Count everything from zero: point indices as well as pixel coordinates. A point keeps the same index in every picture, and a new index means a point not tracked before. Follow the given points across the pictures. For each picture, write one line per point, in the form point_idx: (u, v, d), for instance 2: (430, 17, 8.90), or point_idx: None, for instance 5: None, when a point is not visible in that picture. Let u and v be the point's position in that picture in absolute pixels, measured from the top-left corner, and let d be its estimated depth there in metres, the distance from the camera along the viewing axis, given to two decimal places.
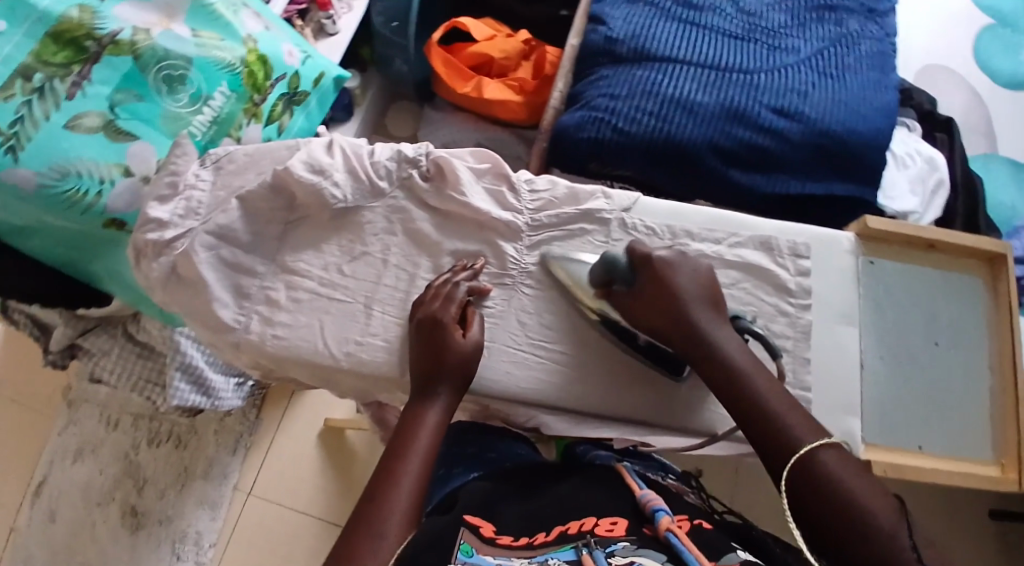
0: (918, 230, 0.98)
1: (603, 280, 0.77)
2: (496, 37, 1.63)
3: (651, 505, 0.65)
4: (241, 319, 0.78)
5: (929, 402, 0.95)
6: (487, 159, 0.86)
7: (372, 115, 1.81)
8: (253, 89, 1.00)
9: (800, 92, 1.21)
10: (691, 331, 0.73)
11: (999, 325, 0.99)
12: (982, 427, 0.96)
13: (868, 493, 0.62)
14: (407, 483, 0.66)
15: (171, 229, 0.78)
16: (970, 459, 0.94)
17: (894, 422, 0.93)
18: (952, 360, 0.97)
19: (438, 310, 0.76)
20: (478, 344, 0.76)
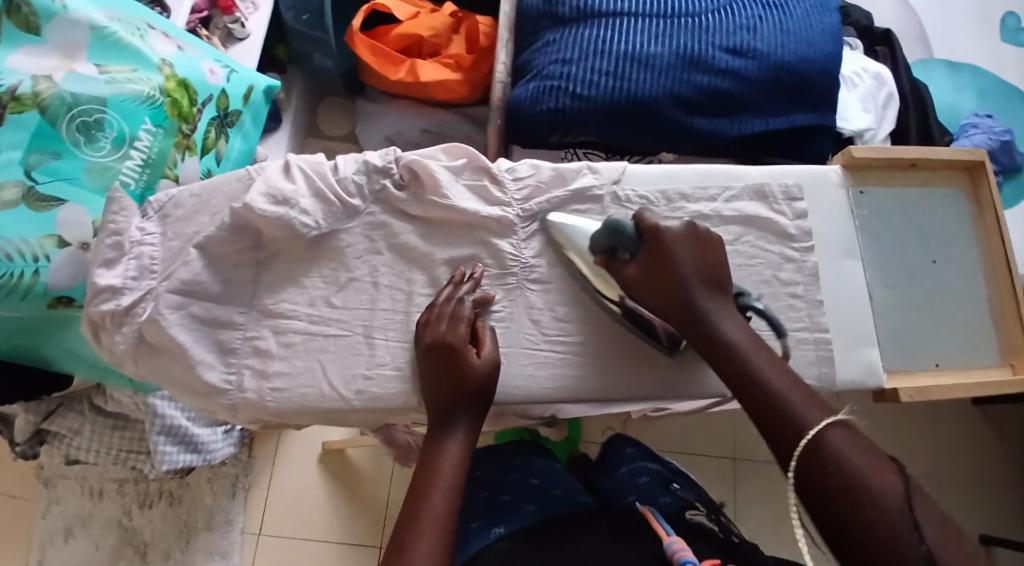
0: (900, 151, 0.89)
1: (608, 247, 0.72)
2: (421, 14, 1.54)
3: None
4: (232, 379, 0.71)
5: (938, 319, 0.89)
6: (462, 154, 0.79)
7: (303, 116, 1.71)
8: (180, 119, 0.90)
9: (750, 27, 1.15)
10: (689, 314, 0.69)
11: (988, 233, 0.92)
12: (988, 331, 0.90)
13: (880, 477, 0.60)
14: (428, 528, 0.63)
15: (126, 295, 0.70)
16: (983, 366, 0.89)
17: (909, 343, 0.86)
18: (951, 277, 0.90)
19: (445, 332, 0.71)
20: (495, 362, 0.70)
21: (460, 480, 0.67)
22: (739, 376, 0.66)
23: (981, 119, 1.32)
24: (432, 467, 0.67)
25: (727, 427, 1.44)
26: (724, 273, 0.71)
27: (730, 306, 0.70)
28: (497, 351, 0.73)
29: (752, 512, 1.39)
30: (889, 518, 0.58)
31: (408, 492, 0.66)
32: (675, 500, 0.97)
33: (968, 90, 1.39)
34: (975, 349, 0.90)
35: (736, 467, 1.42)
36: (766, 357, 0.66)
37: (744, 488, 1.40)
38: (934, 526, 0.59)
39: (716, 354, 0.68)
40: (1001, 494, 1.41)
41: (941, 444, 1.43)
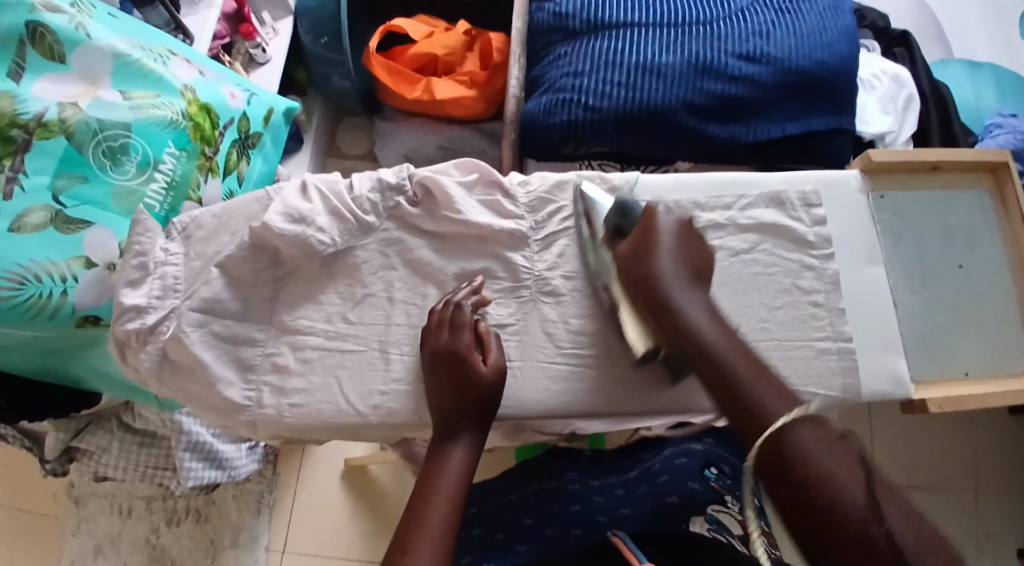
0: (922, 152, 0.85)
1: (614, 227, 0.74)
2: (435, 33, 1.56)
3: None
4: (252, 395, 0.72)
5: (968, 323, 0.84)
6: (474, 168, 0.79)
7: (322, 136, 1.73)
8: (203, 142, 0.92)
9: (762, 33, 1.14)
10: (658, 303, 0.67)
11: (1016, 238, 0.87)
12: (1017, 336, 0.85)
13: (846, 479, 0.56)
14: (433, 532, 0.63)
15: (150, 313, 0.72)
16: (1011, 371, 0.84)
17: (937, 347, 0.82)
18: (978, 283, 0.86)
19: (448, 341, 0.71)
20: (501, 370, 0.70)
21: (460, 491, 0.66)
22: (710, 365, 0.63)
23: (1005, 119, 1.26)
24: (434, 478, 0.66)
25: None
26: (701, 259, 0.70)
27: (699, 290, 0.68)
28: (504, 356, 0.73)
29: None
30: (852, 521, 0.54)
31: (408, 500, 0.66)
32: (703, 488, 0.87)
33: (988, 88, 1.35)
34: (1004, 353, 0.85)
35: None
36: (744, 367, 0.63)
37: None
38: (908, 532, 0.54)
39: (689, 350, 0.65)
40: None
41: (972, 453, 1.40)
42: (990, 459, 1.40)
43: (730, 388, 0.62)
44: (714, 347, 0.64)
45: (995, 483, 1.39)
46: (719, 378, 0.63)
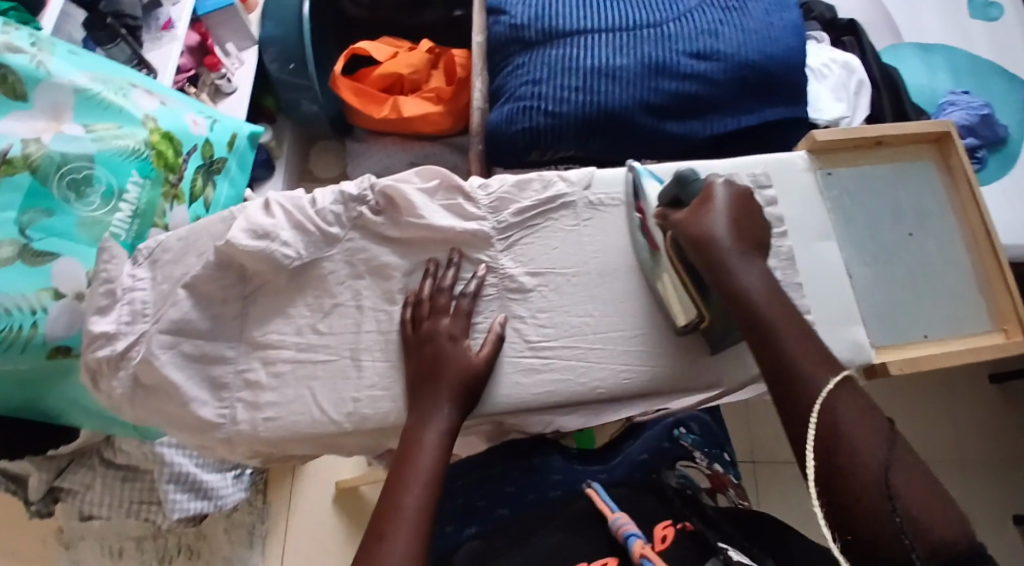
0: (864, 129, 0.87)
1: (674, 198, 0.73)
2: (399, 53, 1.58)
3: (623, 531, 0.65)
4: (225, 413, 0.73)
5: (924, 289, 0.85)
6: (434, 175, 0.81)
7: (294, 161, 1.74)
8: (167, 169, 0.93)
9: (711, 32, 1.16)
10: (710, 262, 0.67)
11: (964, 205, 0.88)
12: (975, 299, 0.86)
13: (866, 440, 0.59)
14: (408, 517, 0.64)
15: (121, 339, 0.73)
16: (971, 334, 0.85)
17: (892, 315, 0.84)
18: (930, 249, 0.87)
19: (446, 326, 0.74)
20: (486, 361, 0.74)
21: (438, 472, 0.67)
22: (758, 325, 0.65)
23: (959, 96, 1.28)
24: (409, 459, 0.68)
25: (743, 416, 1.43)
26: (757, 226, 0.70)
27: (756, 255, 0.68)
28: (498, 354, 0.76)
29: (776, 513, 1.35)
30: (871, 481, 0.58)
31: (385, 482, 0.67)
32: (673, 447, 0.90)
33: (942, 71, 1.35)
34: (962, 315, 0.86)
35: (755, 469, 1.39)
36: (790, 331, 0.64)
37: (766, 491, 1.37)
38: (921, 505, 0.57)
39: (740, 308, 0.66)
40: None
41: (957, 423, 1.42)
42: (975, 430, 1.41)
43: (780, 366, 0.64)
44: (762, 307, 0.65)
45: (982, 453, 1.40)
46: (765, 336, 0.65)
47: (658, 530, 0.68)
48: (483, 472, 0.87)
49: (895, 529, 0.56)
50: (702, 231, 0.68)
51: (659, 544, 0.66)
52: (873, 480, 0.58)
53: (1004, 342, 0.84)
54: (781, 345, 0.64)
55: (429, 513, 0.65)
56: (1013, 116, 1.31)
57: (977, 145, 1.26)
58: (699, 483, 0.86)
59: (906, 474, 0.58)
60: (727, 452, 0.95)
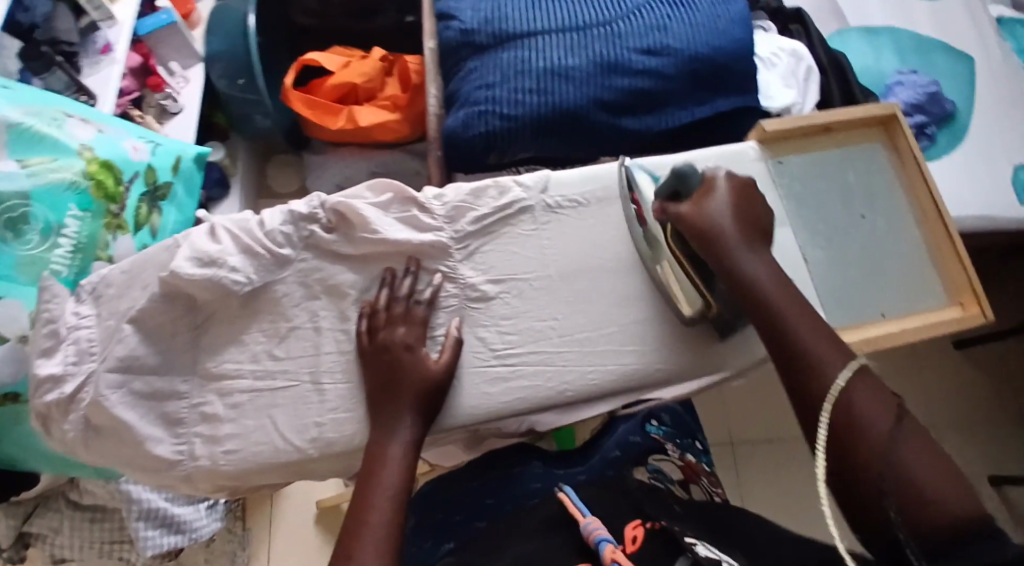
0: (809, 117, 0.86)
1: (670, 192, 0.74)
2: (351, 62, 1.54)
3: (594, 536, 0.60)
4: (182, 449, 0.71)
5: (877, 269, 0.84)
6: (387, 188, 0.79)
7: (251, 176, 1.69)
8: (108, 200, 0.89)
9: (661, 27, 1.15)
10: (716, 248, 0.69)
11: (913, 183, 0.86)
12: (929, 275, 0.84)
13: (871, 412, 0.58)
14: (376, 529, 0.61)
15: (69, 381, 0.70)
16: (927, 309, 0.83)
17: (846, 297, 0.83)
18: (882, 230, 0.85)
19: (403, 334, 0.72)
20: (449, 368, 0.72)
21: (404, 484, 0.65)
22: (760, 307, 0.66)
23: (905, 76, 1.30)
24: (373, 473, 0.65)
25: (719, 405, 1.41)
26: (761, 220, 0.72)
27: (760, 247, 0.70)
28: (458, 360, 0.74)
29: (759, 498, 1.34)
30: (871, 453, 0.57)
31: (351, 500, 0.64)
32: (644, 441, 0.89)
33: (888, 51, 1.36)
34: (917, 291, 0.84)
35: (734, 451, 1.38)
36: (792, 312, 0.65)
37: (750, 475, 1.36)
38: (922, 478, 0.55)
39: (744, 295, 0.67)
40: (1000, 431, 1.40)
41: (932, 393, 1.42)
42: (950, 397, 1.42)
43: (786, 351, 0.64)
44: (769, 294, 0.66)
45: (960, 421, 1.40)
46: (769, 319, 0.65)
47: (629, 530, 0.61)
48: (459, 487, 0.86)
49: (883, 508, 0.55)
50: (706, 222, 0.70)
51: (630, 547, 0.60)
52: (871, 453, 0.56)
53: (960, 315, 0.81)
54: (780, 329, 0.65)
55: (399, 528, 0.63)
56: (960, 91, 1.32)
57: (926, 122, 1.26)
58: (670, 477, 0.86)
59: (908, 448, 0.57)
60: (698, 440, 0.94)
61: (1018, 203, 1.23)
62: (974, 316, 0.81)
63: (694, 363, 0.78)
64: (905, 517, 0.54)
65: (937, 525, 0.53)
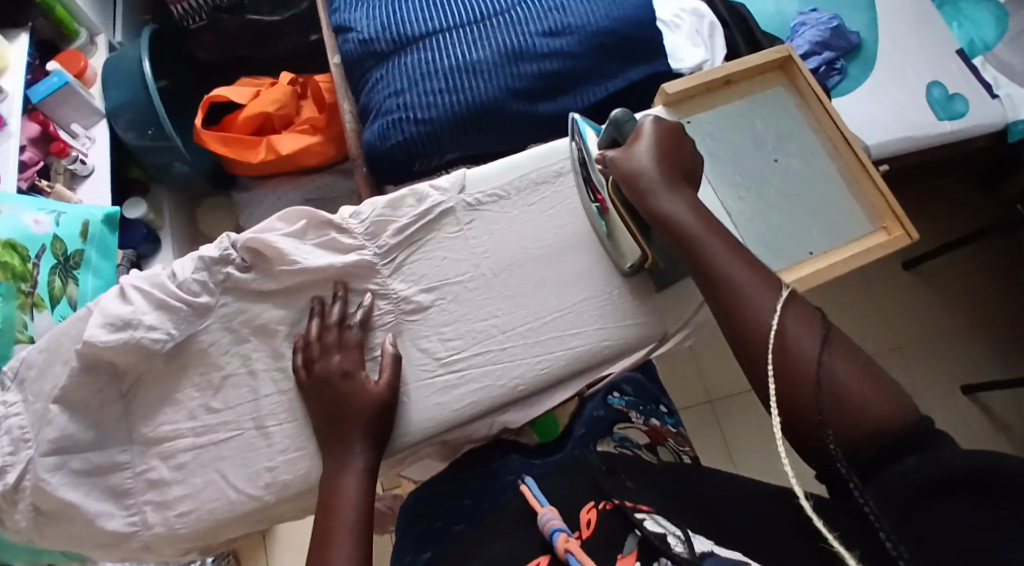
0: (709, 74, 0.86)
1: (612, 140, 0.74)
2: (261, 91, 1.47)
3: (549, 526, 0.59)
4: (135, 521, 0.69)
5: (800, 208, 0.85)
6: (300, 215, 0.76)
7: (181, 223, 1.63)
8: (17, 278, 0.84)
9: (558, 8, 1.14)
10: (639, 192, 0.68)
11: (819, 119, 0.88)
12: (851, 204, 0.85)
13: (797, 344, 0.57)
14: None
15: (11, 470, 0.67)
16: (854, 239, 0.84)
17: (776, 240, 0.83)
18: (797, 170, 0.86)
19: (339, 362, 0.71)
20: (392, 387, 0.71)
21: (365, 515, 0.65)
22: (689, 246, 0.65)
23: (807, 16, 1.30)
24: (331, 508, 0.64)
25: (689, 365, 1.41)
26: (681, 154, 0.70)
27: (682, 185, 0.68)
28: (400, 377, 0.73)
29: (746, 453, 1.34)
30: (806, 384, 0.56)
31: (311, 542, 0.63)
32: (608, 413, 0.87)
33: None
34: (842, 223, 0.84)
35: (713, 408, 1.38)
36: (716, 245, 0.64)
37: (732, 428, 1.36)
38: (854, 395, 0.55)
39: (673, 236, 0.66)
40: (958, 340, 1.42)
41: (889, 316, 1.44)
42: (908, 316, 1.44)
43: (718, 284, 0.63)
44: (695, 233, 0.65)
45: (921, 337, 1.43)
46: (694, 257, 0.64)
47: (583, 515, 0.61)
48: (441, 493, 0.81)
49: (823, 437, 0.55)
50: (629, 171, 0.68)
51: (586, 531, 0.59)
52: (806, 383, 0.56)
53: (886, 239, 0.83)
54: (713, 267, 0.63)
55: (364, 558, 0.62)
56: (862, 19, 1.34)
57: (835, 57, 1.28)
58: (637, 442, 0.84)
59: (836, 367, 0.56)
60: (663, 404, 0.93)
61: (936, 118, 1.25)
62: (899, 237, 0.82)
63: (642, 332, 0.77)
64: (842, 440, 0.54)
65: (870, 434, 0.54)
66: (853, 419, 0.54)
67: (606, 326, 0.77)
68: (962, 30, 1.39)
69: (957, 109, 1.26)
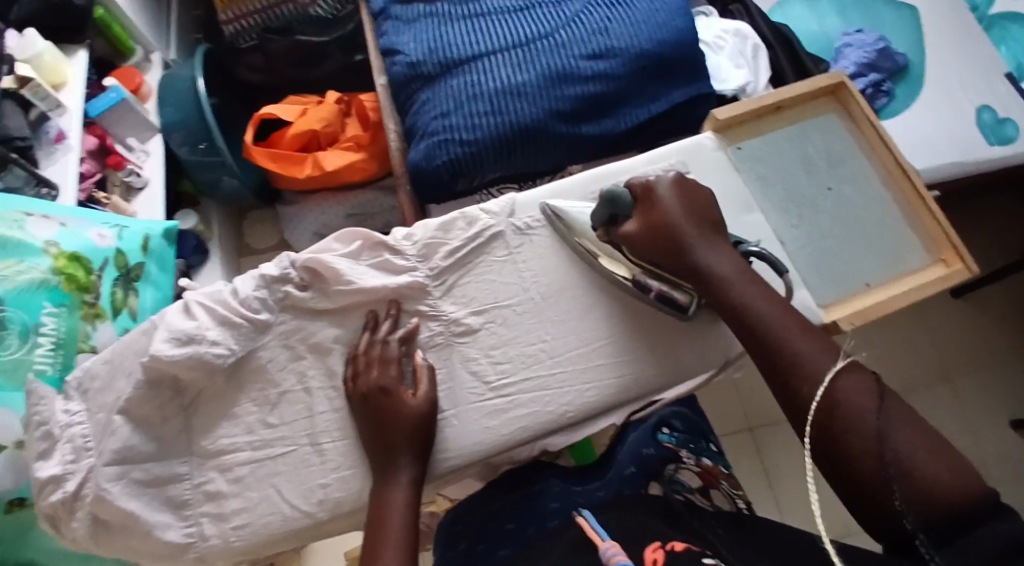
0: (761, 99, 0.87)
1: (607, 217, 0.75)
2: (308, 109, 1.50)
3: (616, 560, 0.59)
4: (191, 532, 0.71)
5: (854, 237, 0.84)
6: (355, 237, 0.78)
7: (228, 236, 1.66)
8: (81, 291, 0.87)
9: (603, 29, 1.14)
10: (676, 248, 0.72)
11: (875, 147, 0.87)
12: (906, 233, 0.85)
13: (854, 403, 0.61)
14: None
15: (70, 479, 0.69)
16: (910, 271, 0.83)
17: (830, 271, 0.83)
18: (852, 197, 0.86)
19: (379, 376, 0.72)
20: (432, 399, 0.72)
21: (412, 526, 0.66)
22: (731, 305, 0.69)
23: (852, 37, 1.30)
24: (381, 520, 0.66)
25: (730, 392, 1.40)
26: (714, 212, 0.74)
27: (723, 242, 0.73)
28: (435, 386, 0.74)
29: (786, 485, 1.33)
30: (863, 436, 0.60)
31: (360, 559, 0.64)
32: (658, 451, 0.88)
33: (830, 15, 1.36)
34: (898, 253, 0.84)
35: (753, 434, 1.37)
36: (758, 295, 0.68)
37: (768, 457, 1.35)
38: (923, 460, 0.58)
39: (708, 289, 0.71)
40: (1008, 371, 1.39)
41: (936, 344, 1.41)
42: (954, 344, 1.41)
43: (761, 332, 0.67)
44: (734, 285, 0.69)
45: (970, 368, 1.40)
46: (727, 299, 0.69)
47: (650, 553, 0.60)
48: (483, 511, 0.82)
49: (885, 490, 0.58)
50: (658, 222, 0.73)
51: None
52: (866, 439, 0.59)
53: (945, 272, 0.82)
54: (739, 306, 0.68)
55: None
56: (910, 43, 1.33)
57: (882, 78, 1.27)
58: (688, 485, 0.86)
59: (894, 424, 0.60)
60: (712, 442, 0.93)
61: (987, 143, 1.24)
62: (959, 271, 0.81)
63: (690, 361, 0.78)
64: (909, 500, 0.57)
65: (945, 503, 0.56)
66: (918, 474, 0.57)
67: (659, 355, 0.78)
68: (1010, 52, 1.37)
69: (1008, 134, 1.25)
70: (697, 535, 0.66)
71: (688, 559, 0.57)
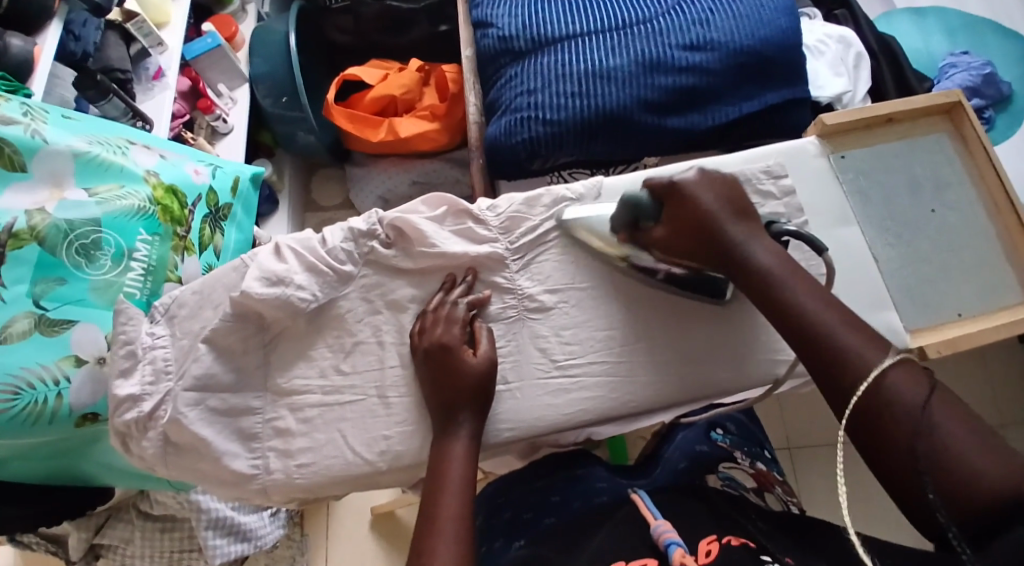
0: (871, 110, 0.85)
1: (629, 221, 0.73)
2: (389, 74, 1.52)
3: (663, 538, 0.62)
4: (257, 463, 0.74)
5: (949, 263, 0.83)
6: (441, 202, 0.80)
7: (298, 190, 1.69)
8: (173, 223, 0.91)
9: (703, 21, 1.13)
10: (713, 241, 0.69)
11: (982, 173, 0.86)
12: (1002, 266, 0.84)
13: (905, 389, 0.59)
14: (450, 526, 0.63)
15: (147, 400, 0.73)
16: (1004, 306, 0.82)
17: (922, 293, 0.81)
18: (953, 223, 0.85)
19: (443, 334, 0.74)
20: (492, 359, 0.73)
21: (470, 477, 0.67)
22: (776, 301, 0.65)
23: (958, 58, 1.26)
24: (442, 470, 0.67)
25: (774, 408, 1.39)
26: (749, 203, 0.71)
27: (761, 232, 0.69)
28: (495, 349, 0.75)
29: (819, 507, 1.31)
30: (900, 430, 0.58)
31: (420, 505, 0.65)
32: (712, 450, 0.89)
33: (936, 32, 1.34)
34: (992, 284, 0.83)
35: (792, 456, 1.36)
36: (796, 282, 0.65)
37: (804, 476, 1.33)
38: (973, 463, 0.55)
39: (749, 279, 0.67)
40: None
41: (994, 385, 1.38)
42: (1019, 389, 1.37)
43: (811, 341, 0.62)
44: (774, 273, 0.66)
45: None
46: (765, 290, 0.66)
47: (702, 545, 0.62)
48: (529, 485, 0.84)
49: (922, 486, 0.57)
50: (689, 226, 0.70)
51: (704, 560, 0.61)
52: (903, 434, 0.58)
53: None
54: (777, 291, 0.65)
55: (467, 523, 0.64)
56: (1016, 73, 1.28)
57: (983, 106, 1.23)
58: (743, 484, 0.85)
59: (944, 416, 0.57)
60: (766, 449, 0.94)
61: None
62: None
63: (763, 367, 0.77)
64: (942, 494, 0.56)
65: (982, 504, 0.54)
66: (959, 475, 0.55)
67: (730, 362, 0.77)
68: None
69: None
70: (740, 526, 0.65)
71: (744, 554, 0.60)
